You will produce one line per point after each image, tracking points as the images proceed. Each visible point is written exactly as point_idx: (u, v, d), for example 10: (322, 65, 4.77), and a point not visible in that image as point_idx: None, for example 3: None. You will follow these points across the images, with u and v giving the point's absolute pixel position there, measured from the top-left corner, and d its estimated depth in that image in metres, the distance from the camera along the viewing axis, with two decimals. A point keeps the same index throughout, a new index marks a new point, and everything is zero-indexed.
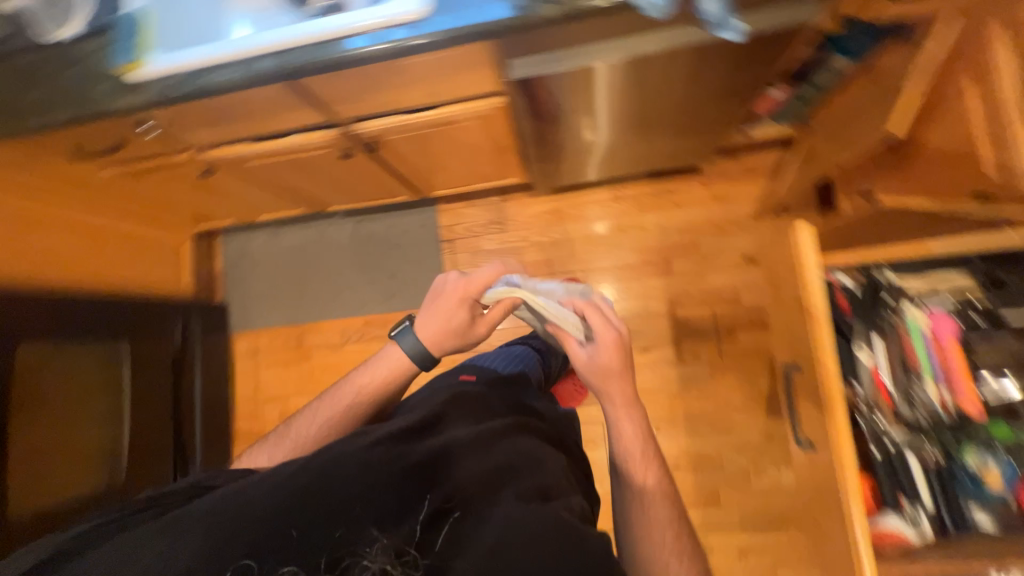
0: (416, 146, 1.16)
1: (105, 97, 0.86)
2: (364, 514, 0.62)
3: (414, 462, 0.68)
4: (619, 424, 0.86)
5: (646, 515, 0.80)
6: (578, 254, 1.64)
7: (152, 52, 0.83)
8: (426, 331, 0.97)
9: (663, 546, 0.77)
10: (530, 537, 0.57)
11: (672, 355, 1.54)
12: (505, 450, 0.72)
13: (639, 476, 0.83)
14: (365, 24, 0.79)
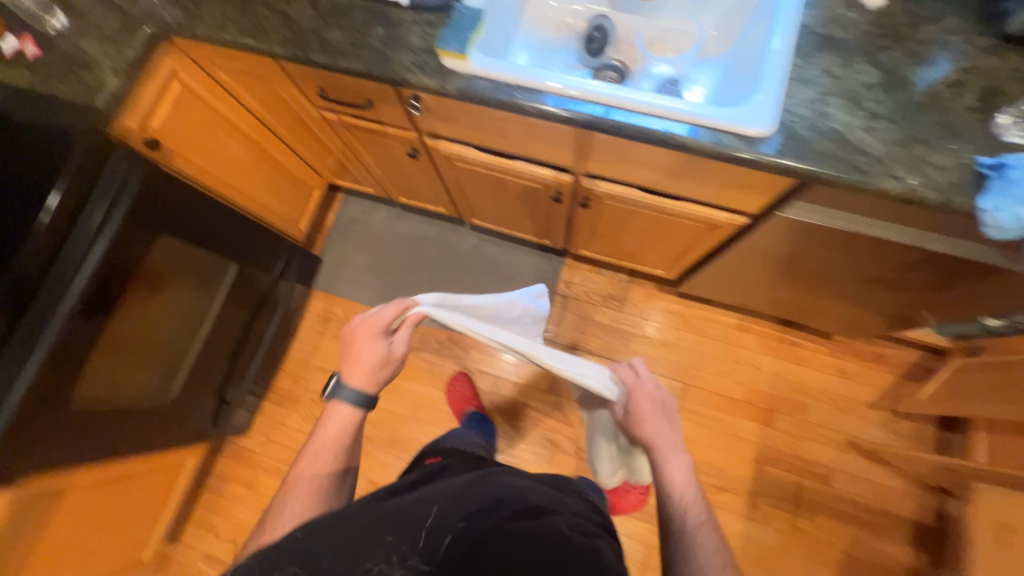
0: (613, 220, 1.15)
1: (407, 70, 0.84)
2: (360, 554, 0.48)
3: (401, 513, 0.53)
4: (663, 466, 0.69)
5: (704, 558, 0.62)
6: (681, 362, 1.58)
7: (481, 54, 0.82)
8: (362, 370, 0.77)
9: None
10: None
11: (745, 507, 1.44)
12: (492, 491, 0.56)
13: (686, 513, 0.65)
14: (701, 125, 0.75)
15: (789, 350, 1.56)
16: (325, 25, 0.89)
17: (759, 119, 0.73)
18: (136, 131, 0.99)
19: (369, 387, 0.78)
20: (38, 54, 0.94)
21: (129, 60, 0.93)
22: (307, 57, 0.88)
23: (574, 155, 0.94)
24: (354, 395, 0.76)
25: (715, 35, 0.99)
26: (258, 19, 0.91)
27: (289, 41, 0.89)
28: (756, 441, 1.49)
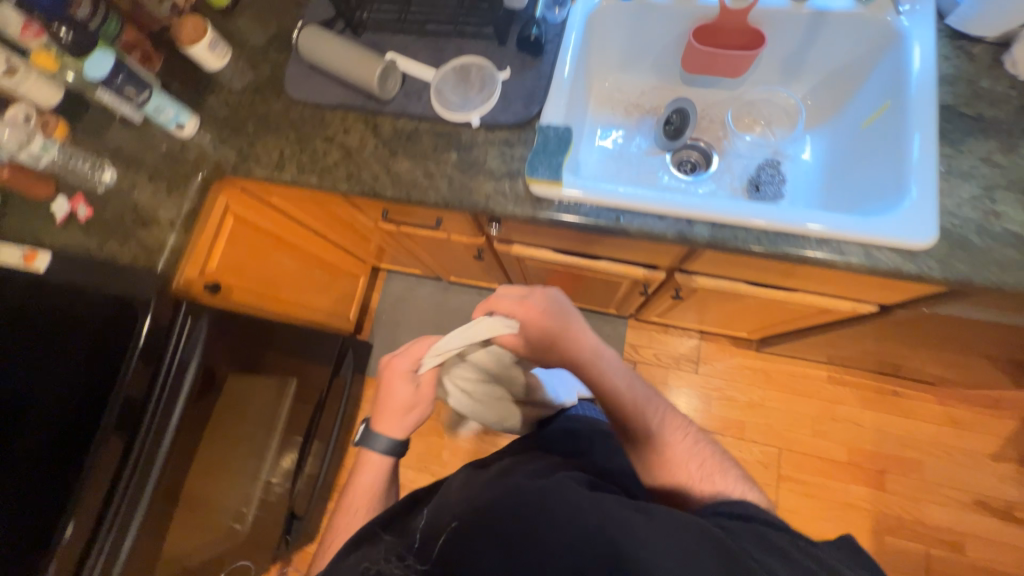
0: (703, 301, 1.04)
1: (491, 199, 0.76)
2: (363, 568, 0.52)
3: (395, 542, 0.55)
4: (603, 380, 0.64)
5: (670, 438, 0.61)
6: (770, 423, 1.46)
7: (572, 179, 0.73)
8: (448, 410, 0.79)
9: (708, 471, 0.58)
10: (503, 531, 0.45)
11: None
12: (464, 481, 0.59)
13: (633, 424, 0.62)
14: (837, 233, 0.65)
15: (884, 397, 1.42)
16: (393, 155, 0.81)
17: (914, 230, 0.64)
18: (198, 277, 0.93)
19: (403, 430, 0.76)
20: (90, 216, 0.89)
21: (186, 211, 0.87)
22: (378, 193, 0.81)
23: (675, 258, 0.85)
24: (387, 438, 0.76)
25: (811, 104, 0.89)
26: (319, 155, 0.84)
27: (355, 177, 0.82)
28: (870, 507, 1.36)
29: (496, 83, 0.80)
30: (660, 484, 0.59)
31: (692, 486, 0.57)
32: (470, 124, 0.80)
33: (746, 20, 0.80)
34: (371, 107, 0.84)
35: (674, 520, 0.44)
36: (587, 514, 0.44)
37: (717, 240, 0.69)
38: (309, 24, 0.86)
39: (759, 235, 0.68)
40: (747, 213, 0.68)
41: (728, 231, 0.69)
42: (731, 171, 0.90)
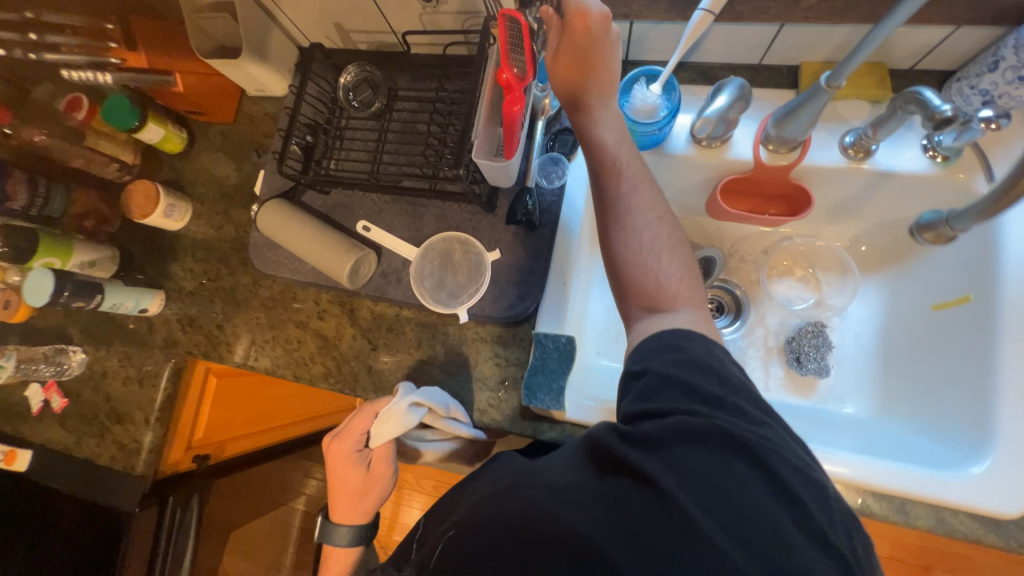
0: None
1: (484, 412, 0.67)
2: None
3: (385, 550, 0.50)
4: (593, 131, 0.54)
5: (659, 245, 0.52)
6: None
7: (575, 400, 0.63)
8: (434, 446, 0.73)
9: (683, 271, 0.51)
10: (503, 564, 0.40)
11: None
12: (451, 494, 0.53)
13: (612, 181, 0.53)
14: (907, 489, 0.53)
15: None
16: (374, 348, 0.72)
17: (1001, 496, 0.51)
18: (182, 453, 0.87)
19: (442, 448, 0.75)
20: (66, 405, 0.83)
21: (160, 403, 0.80)
22: (361, 395, 0.72)
23: None
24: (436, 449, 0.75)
25: (865, 249, 0.74)
26: (294, 345, 0.75)
27: (334, 374, 0.73)
28: None
29: (483, 267, 0.68)
30: (633, 277, 0.52)
31: (670, 283, 0.51)
32: (458, 317, 0.68)
33: (788, 176, 0.65)
34: (345, 290, 0.73)
35: (672, 451, 0.42)
36: (576, 497, 0.42)
37: None
38: (271, 196, 0.76)
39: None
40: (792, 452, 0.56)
41: None
42: (765, 331, 0.75)
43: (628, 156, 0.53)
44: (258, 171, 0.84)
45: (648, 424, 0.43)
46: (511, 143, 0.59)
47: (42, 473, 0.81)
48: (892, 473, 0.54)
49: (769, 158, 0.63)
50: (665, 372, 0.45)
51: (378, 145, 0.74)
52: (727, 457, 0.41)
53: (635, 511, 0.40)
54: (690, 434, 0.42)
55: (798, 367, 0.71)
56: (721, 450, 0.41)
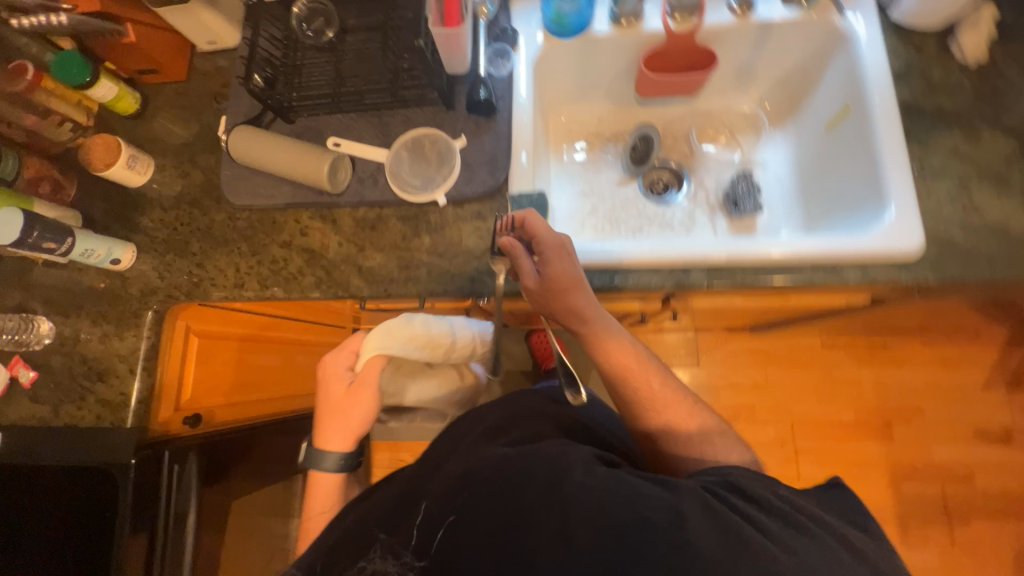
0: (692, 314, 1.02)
1: (474, 281, 0.72)
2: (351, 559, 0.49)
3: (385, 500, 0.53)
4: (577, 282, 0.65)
5: (664, 414, 0.65)
6: (781, 404, 1.48)
7: None
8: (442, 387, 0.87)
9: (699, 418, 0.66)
10: (527, 497, 0.44)
11: (897, 536, 1.37)
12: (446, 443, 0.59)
13: (636, 379, 0.66)
14: (831, 257, 0.65)
15: (879, 355, 1.47)
16: (361, 249, 0.76)
17: (902, 240, 0.63)
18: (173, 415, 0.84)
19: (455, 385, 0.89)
20: (36, 377, 0.79)
21: (144, 352, 0.79)
22: (355, 295, 0.75)
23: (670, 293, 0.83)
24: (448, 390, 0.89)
25: (770, 107, 0.89)
26: (282, 265, 0.77)
27: (326, 281, 0.76)
28: (880, 464, 1.42)
29: (451, 153, 0.75)
30: (651, 416, 0.66)
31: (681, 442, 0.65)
32: (436, 203, 0.74)
33: (694, 41, 0.78)
34: (324, 202, 0.77)
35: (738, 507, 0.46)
36: (647, 508, 0.42)
37: (708, 274, 0.67)
38: (237, 125, 0.79)
39: (758, 270, 0.67)
40: (756, 249, 0.66)
41: (729, 262, 0.67)
42: (704, 189, 0.88)
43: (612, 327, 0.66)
44: (218, 118, 0.87)
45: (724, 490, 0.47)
46: (450, 12, 0.67)
47: (19, 448, 0.76)
48: (821, 247, 0.65)
49: (677, 26, 0.75)
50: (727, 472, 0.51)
51: (337, 68, 0.80)
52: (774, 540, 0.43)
53: (707, 534, 0.42)
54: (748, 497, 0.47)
55: (737, 210, 0.83)
56: (784, 522, 0.45)
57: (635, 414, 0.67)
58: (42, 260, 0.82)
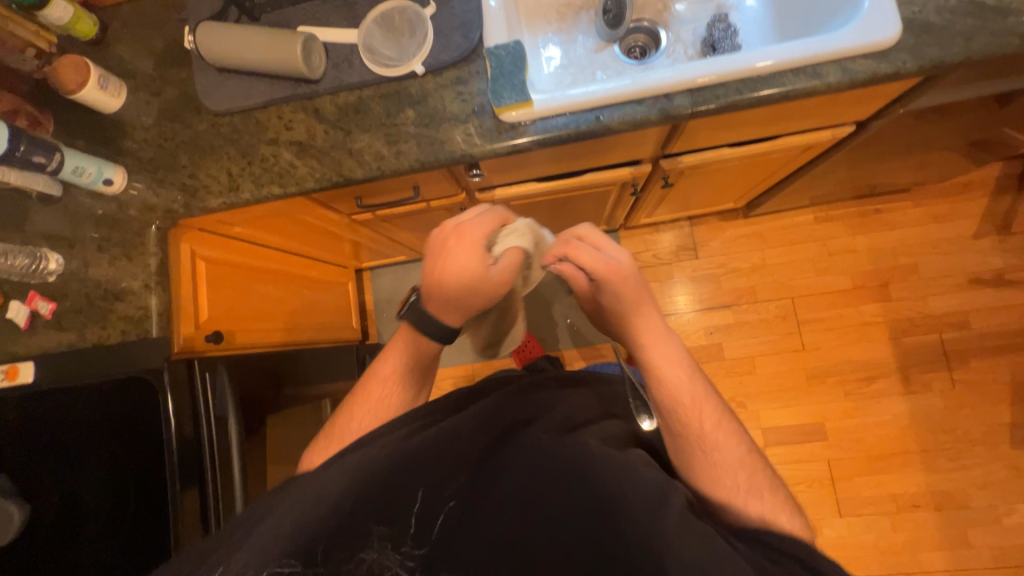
0: (682, 179, 1.04)
1: (465, 144, 0.72)
2: (405, 510, 0.56)
3: (442, 429, 0.61)
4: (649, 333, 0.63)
5: (723, 475, 0.63)
6: (779, 282, 1.53)
7: (537, 96, 0.70)
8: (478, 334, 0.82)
9: (763, 498, 0.62)
10: (617, 497, 0.57)
11: (899, 385, 1.45)
12: (525, 402, 0.67)
13: (696, 420, 0.63)
14: (812, 57, 0.65)
15: (871, 219, 1.50)
16: (348, 133, 0.76)
17: (879, 29, 0.64)
18: (196, 332, 0.86)
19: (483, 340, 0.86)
20: (56, 308, 0.80)
21: (156, 268, 0.81)
22: (349, 179, 0.76)
23: (657, 145, 0.84)
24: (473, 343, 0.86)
25: None
26: (274, 162, 0.78)
27: (319, 171, 0.76)
28: (878, 324, 1.47)
29: (422, 21, 0.74)
30: (709, 473, 0.63)
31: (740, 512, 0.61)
32: (415, 74, 0.74)
33: None
34: (304, 91, 0.77)
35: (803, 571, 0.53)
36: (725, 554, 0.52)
37: (694, 98, 0.68)
38: (202, 25, 0.77)
39: (739, 85, 0.67)
40: (740, 62, 0.66)
41: (713, 82, 0.67)
42: (673, 56, 0.84)
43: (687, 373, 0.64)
44: (181, 31, 0.85)
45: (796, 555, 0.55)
46: None
47: (53, 378, 0.77)
48: (803, 50, 0.65)
49: None
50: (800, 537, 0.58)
51: None
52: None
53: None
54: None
55: (716, 52, 0.83)
56: None
57: (691, 466, 0.65)
58: (34, 197, 0.82)
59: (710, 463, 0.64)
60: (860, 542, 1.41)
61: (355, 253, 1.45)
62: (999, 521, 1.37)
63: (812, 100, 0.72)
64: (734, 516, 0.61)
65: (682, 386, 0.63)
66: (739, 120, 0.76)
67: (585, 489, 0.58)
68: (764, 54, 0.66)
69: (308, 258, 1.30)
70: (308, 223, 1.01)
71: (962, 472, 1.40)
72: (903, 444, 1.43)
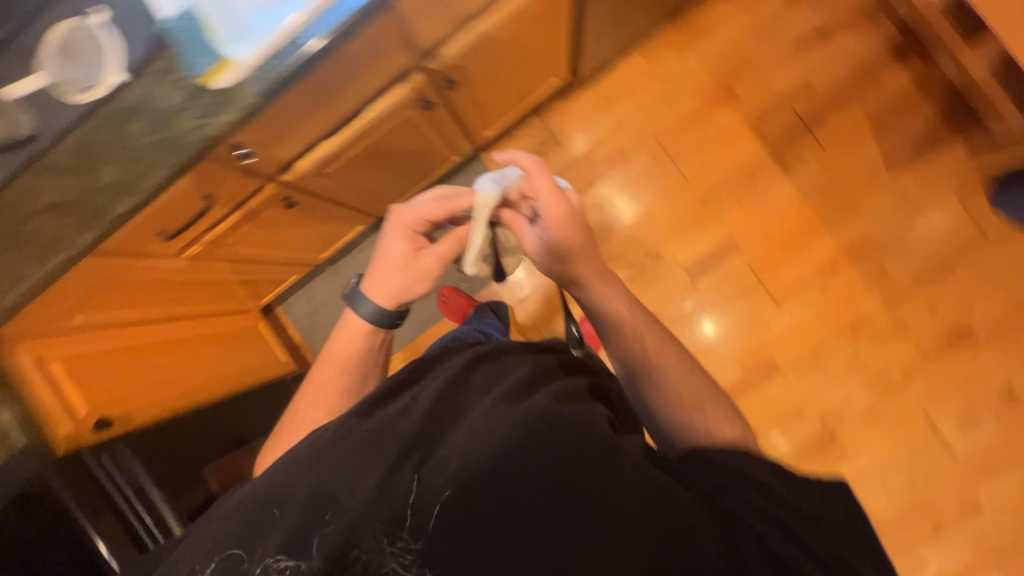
0: (470, 74, 1.05)
1: (202, 128, 0.71)
2: (398, 507, 0.61)
3: (410, 423, 0.67)
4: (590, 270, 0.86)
5: (677, 394, 0.78)
6: (640, 130, 1.56)
7: (235, 49, 0.68)
8: (373, 289, 0.83)
9: (717, 415, 0.75)
10: (610, 475, 0.60)
11: (778, 171, 1.52)
12: (487, 375, 0.73)
13: (642, 343, 0.82)
14: None
15: (691, 36, 1.54)
16: (90, 174, 0.73)
17: None
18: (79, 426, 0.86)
19: (390, 304, 0.84)
20: None
21: None
22: (118, 214, 0.74)
23: (403, 48, 0.84)
24: (369, 314, 0.83)
25: None
26: (39, 234, 0.75)
27: (86, 221, 0.74)
28: (737, 126, 1.53)
29: (99, 32, 0.72)
30: (667, 399, 0.77)
31: (695, 427, 0.74)
32: (122, 83, 0.71)
33: None
34: (30, 152, 0.73)
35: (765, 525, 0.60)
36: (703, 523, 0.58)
37: None
38: None
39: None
40: None
41: None
42: None
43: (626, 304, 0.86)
44: None
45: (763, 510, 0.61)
46: None
47: None
48: None
49: None
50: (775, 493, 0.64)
51: None
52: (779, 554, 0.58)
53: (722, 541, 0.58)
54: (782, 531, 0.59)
55: None
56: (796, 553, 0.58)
57: (651, 393, 0.79)
58: None
59: (663, 384, 0.79)
60: (801, 319, 1.52)
61: (255, 291, 1.41)
62: (903, 244, 1.49)
63: None
64: (685, 431, 0.74)
65: (623, 316, 0.84)
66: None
67: (567, 460, 0.61)
68: None
69: (203, 315, 1.26)
70: (150, 282, 0.98)
71: (859, 218, 1.50)
72: (802, 219, 1.52)
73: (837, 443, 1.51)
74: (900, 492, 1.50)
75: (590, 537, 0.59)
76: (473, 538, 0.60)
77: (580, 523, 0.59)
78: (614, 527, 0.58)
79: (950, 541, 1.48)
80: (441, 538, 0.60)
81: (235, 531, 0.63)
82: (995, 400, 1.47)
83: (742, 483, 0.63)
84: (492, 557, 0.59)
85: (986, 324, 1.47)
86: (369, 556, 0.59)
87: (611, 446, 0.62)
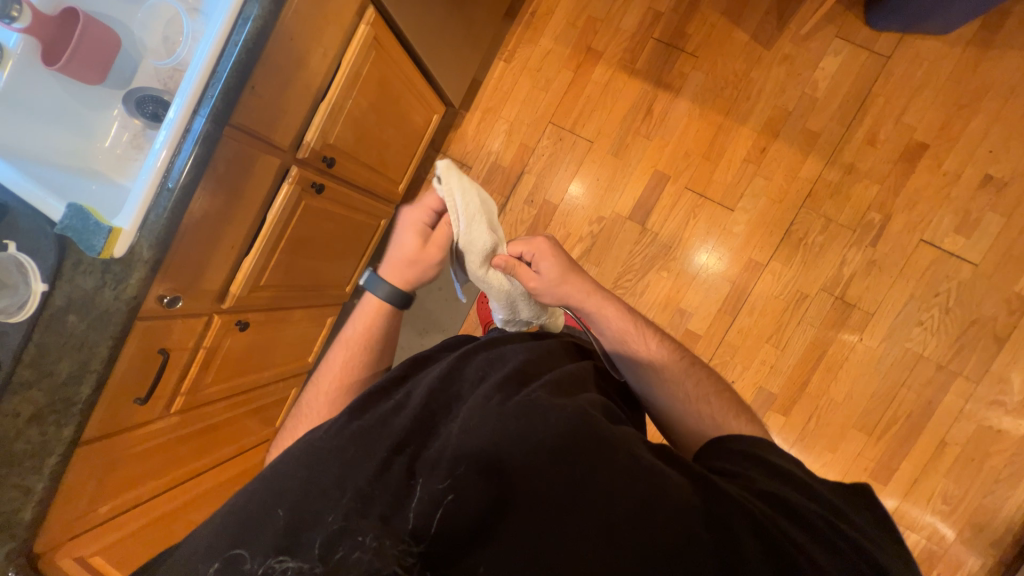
0: (344, 148, 1.15)
1: (121, 293, 0.79)
2: (398, 510, 0.55)
3: (408, 415, 0.63)
4: (591, 301, 0.84)
5: (691, 407, 0.75)
6: (532, 120, 1.64)
7: (119, 220, 0.77)
8: (391, 274, 0.84)
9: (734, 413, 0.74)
10: (631, 450, 0.58)
11: (668, 94, 1.57)
12: (482, 365, 0.71)
13: (648, 356, 0.80)
14: (241, 22, 0.78)
15: (535, 24, 1.65)
16: (51, 374, 0.80)
17: None
18: None
19: (404, 285, 0.84)
20: None
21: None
22: (86, 399, 0.81)
23: (265, 152, 0.94)
24: (386, 294, 0.83)
25: None
26: (29, 446, 0.80)
27: (62, 417, 0.80)
28: (614, 74, 1.60)
29: (14, 253, 0.80)
30: (678, 408, 0.76)
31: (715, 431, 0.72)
32: (44, 289, 0.80)
33: (86, 31, 0.90)
34: None
35: (785, 510, 0.56)
36: (731, 496, 0.55)
37: (209, 113, 0.78)
38: None
39: (215, 77, 0.78)
40: (203, 64, 0.77)
41: (208, 92, 0.78)
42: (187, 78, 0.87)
43: (633, 324, 0.83)
44: None
45: (786, 496, 0.57)
46: None
47: None
48: (231, 24, 0.77)
49: (23, 21, 0.86)
50: (795, 474, 0.61)
51: None
52: (789, 539, 0.53)
53: (739, 517, 0.53)
54: (797, 515, 0.55)
55: None
56: (822, 538, 0.54)
57: (664, 406, 0.78)
58: None
59: (673, 396, 0.77)
60: (760, 209, 1.52)
61: (267, 415, 1.46)
62: (815, 100, 1.50)
63: (279, 29, 0.83)
64: (693, 423, 0.74)
65: (628, 336, 0.82)
66: (265, 89, 0.87)
67: (580, 435, 0.57)
68: (212, 48, 0.77)
69: (227, 458, 1.31)
70: (154, 448, 1.05)
71: (761, 98, 1.53)
72: (711, 123, 1.55)
73: (856, 306, 1.46)
74: (945, 325, 1.42)
75: (591, 511, 0.53)
76: (478, 533, 0.53)
77: (590, 498, 0.54)
78: (609, 496, 0.54)
79: (1018, 347, 1.39)
80: (443, 537, 0.53)
81: (230, 535, 0.57)
82: (983, 196, 1.42)
83: (749, 463, 0.63)
84: (495, 546, 0.52)
85: (931, 131, 1.45)
86: (368, 556, 0.52)
87: (608, 428, 0.59)
